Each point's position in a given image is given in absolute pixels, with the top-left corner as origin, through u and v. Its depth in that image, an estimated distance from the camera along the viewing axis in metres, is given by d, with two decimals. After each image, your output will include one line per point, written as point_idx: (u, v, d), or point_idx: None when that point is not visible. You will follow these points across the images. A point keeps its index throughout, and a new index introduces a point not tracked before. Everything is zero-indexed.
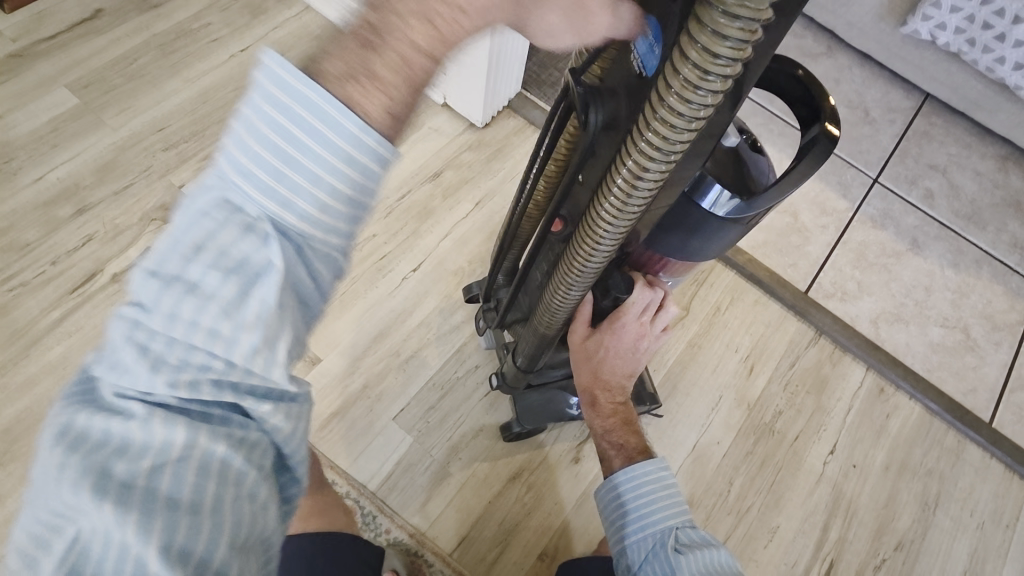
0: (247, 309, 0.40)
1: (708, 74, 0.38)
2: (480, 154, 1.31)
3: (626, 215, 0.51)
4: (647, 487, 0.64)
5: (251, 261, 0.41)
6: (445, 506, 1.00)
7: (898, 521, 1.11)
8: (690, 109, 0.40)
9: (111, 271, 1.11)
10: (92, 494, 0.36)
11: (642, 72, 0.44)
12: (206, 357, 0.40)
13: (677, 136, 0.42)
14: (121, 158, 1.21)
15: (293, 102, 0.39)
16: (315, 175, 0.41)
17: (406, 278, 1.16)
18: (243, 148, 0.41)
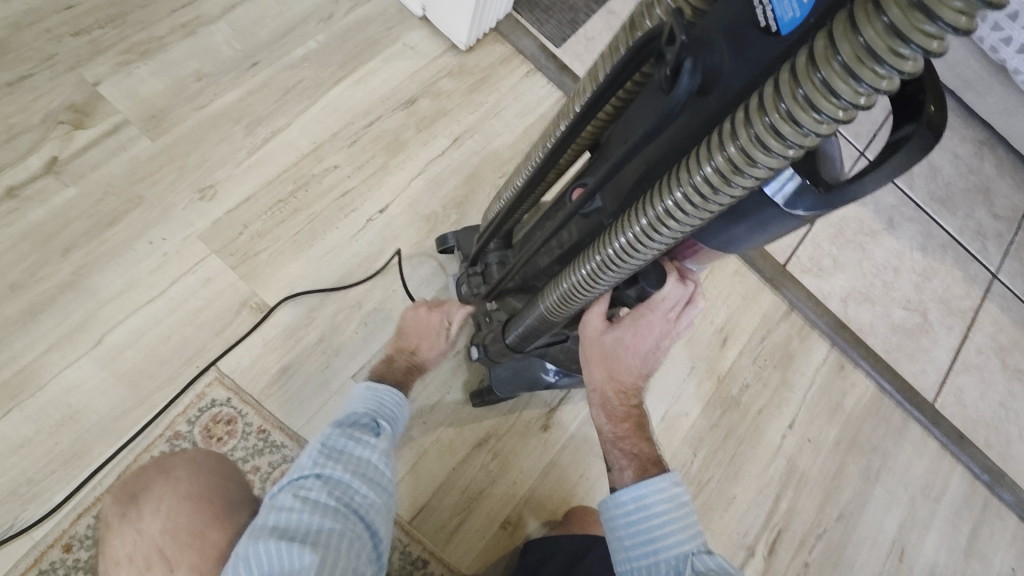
0: (381, 441, 0.72)
1: (906, 46, 0.30)
2: (461, 82, 1.15)
3: (702, 211, 0.43)
4: (661, 505, 0.57)
5: (370, 424, 0.74)
6: (406, 472, 0.94)
7: (842, 493, 1.17)
8: (854, 88, 0.33)
9: (6, 184, 0.91)
10: (296, 497, 0.63)
11: (774, 26, 0.37)
12: (357, 457, 0.69)
13: (814, 125, 0.35)
14: (13, 39, 0.97)
15: (371, 392, 0.79)
16: (377, 416, 0.76)
17: (372, 221, 1.03)
18: (354, 401, 0.78)
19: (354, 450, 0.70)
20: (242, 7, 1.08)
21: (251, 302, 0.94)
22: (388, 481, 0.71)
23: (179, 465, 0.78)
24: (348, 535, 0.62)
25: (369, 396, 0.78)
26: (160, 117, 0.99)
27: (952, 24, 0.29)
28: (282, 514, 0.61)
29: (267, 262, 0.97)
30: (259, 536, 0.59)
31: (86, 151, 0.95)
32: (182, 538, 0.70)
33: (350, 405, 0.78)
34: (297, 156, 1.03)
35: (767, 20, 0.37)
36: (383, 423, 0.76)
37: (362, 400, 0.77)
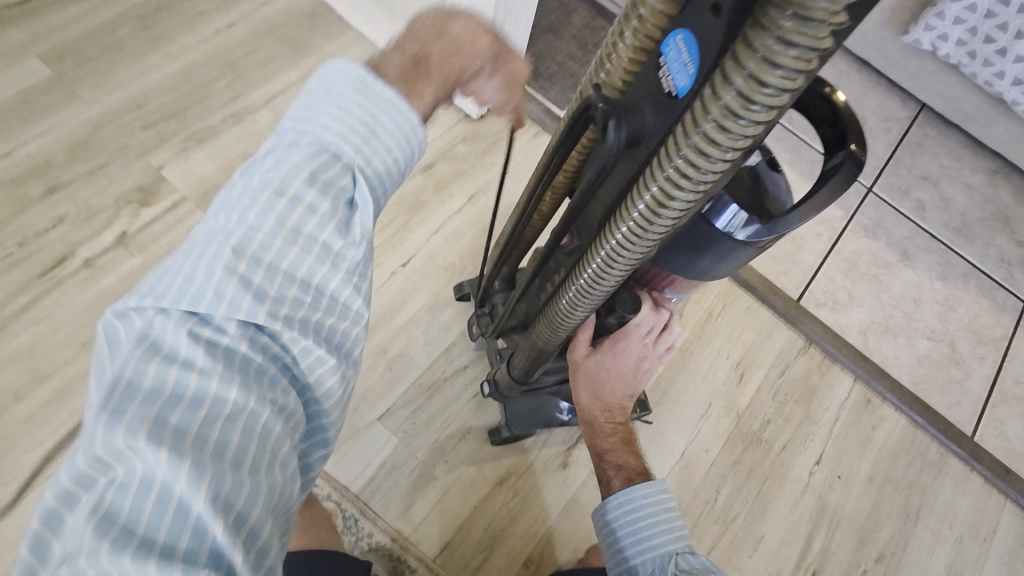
0: (349, 238, 0.45)
1: (754, 105, 0.32)
2: (475, 146, 1.27)
3: (644, 241, 0.45)
4: (643, 509, 0.60)
5: (316, 219, 0.43)
6: (429, 510, 0.98)
7: (880, 532, 1.12)
8: (729, 139, 0.34)
9: (83, 256, 1.05)
10: (178, 370, 0.38)
11: (672, 92, 0.37)
12: (295, 280, 0.42)
13: (711, 166, 0.36)
14: (96, 135, 1.15)
15: (328, 123, 0.45)
16: (320, 206, 0.43)
17: (395, 274, 1.12)
18: (304, 127, 0.46)
19: (299, 267, 0.42)
20: (283, 96, 1.25)
21: None
22: (360, 236, 0.46)
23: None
24: (282, 431, 0.40)
25: (337, 115, 0.46)
26: (213, 192, 1.14)
27: (785, 86, 0.31)
28: (172, 378, 0.37)
29: None
30: (126, 416, 0.35)
31: (151, 224, 1.09)
32: None
33: (284, 151, 0.45)
34: None
35: (668, 86, 0.37)
36: (354, 224, 0.45)
37: (328, 121, 0.46)
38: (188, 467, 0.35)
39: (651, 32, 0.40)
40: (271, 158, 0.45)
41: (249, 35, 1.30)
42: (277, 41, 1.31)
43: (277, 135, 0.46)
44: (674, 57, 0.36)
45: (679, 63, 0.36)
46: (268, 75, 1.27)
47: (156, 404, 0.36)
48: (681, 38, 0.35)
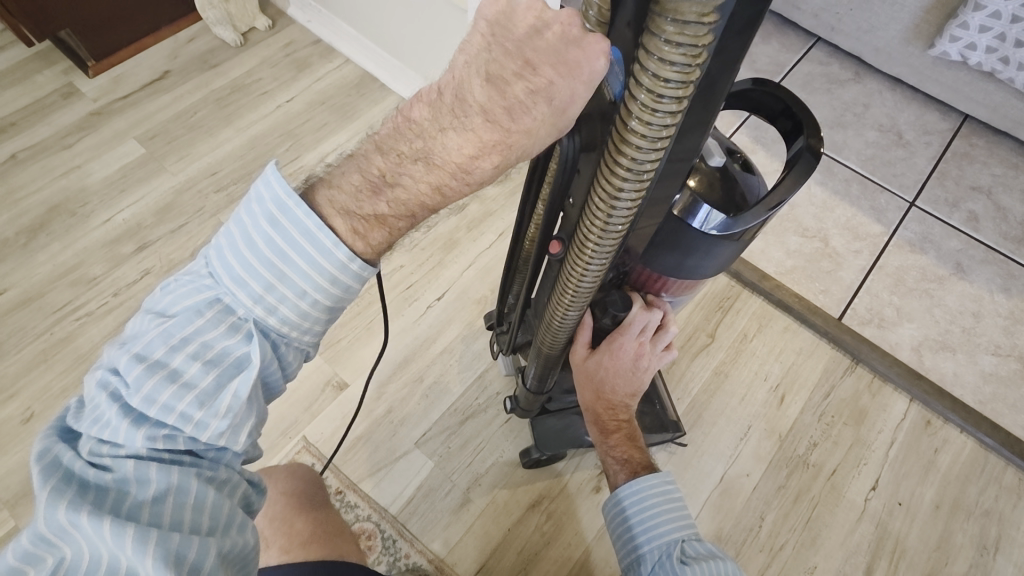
0: (238, 368, 0.47)
1: (662, 98, 0.37)
2: (504, 187, 1.36)
3: (611, 233, 0.50)
4: (651, 499, 0.62)
5: (225, 332, 0.47)
6: (465, 533, 1.00)
7: (951, 565, 1.03)
8: (652, 130, 0.39)
9: None
10: (93, 474, 0.43)
11: (611, 96, 0.44)
12: (190, 392, 0.45)
13: (645, 156, 0.41)
14: (177, 200, 1.33)
15: (243, 246, 0.46)
16: (224, 325, 0.47)
17: (431, 307, 1.20)
18: (216, 259, 0.48)
19: (191, 382, 0.45)
20: (333, 155, 1.41)
21: (333, 381, 1.12)
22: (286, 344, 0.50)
23: (276, 472, 0.89)
24: (214, 502, 0.44)
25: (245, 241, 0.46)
26: None
27: (680, 79, 0.36)
28: (124, 467, 0.43)
29: (345, 347, 1.16)
30: (64, 498, 0.41)
31: None
32: (278, 524, 0.83)
33: (189, 282, 0.48)
34: None
35: (608, 92, 0.43)
36: (272, 317, 0.48)
37: (237, 259, 0.46)
38: (131, 534, 0.41)
39: None
40: (181, 280, 0.49)
41: (305, 106, 1.48)
42: (328, 108, 1.48)
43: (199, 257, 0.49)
44: (610, 68, 0.42)
45: (613, 72, 0.42)
46: (321, 138, 1.43)
47: (104, 500, 0.42)
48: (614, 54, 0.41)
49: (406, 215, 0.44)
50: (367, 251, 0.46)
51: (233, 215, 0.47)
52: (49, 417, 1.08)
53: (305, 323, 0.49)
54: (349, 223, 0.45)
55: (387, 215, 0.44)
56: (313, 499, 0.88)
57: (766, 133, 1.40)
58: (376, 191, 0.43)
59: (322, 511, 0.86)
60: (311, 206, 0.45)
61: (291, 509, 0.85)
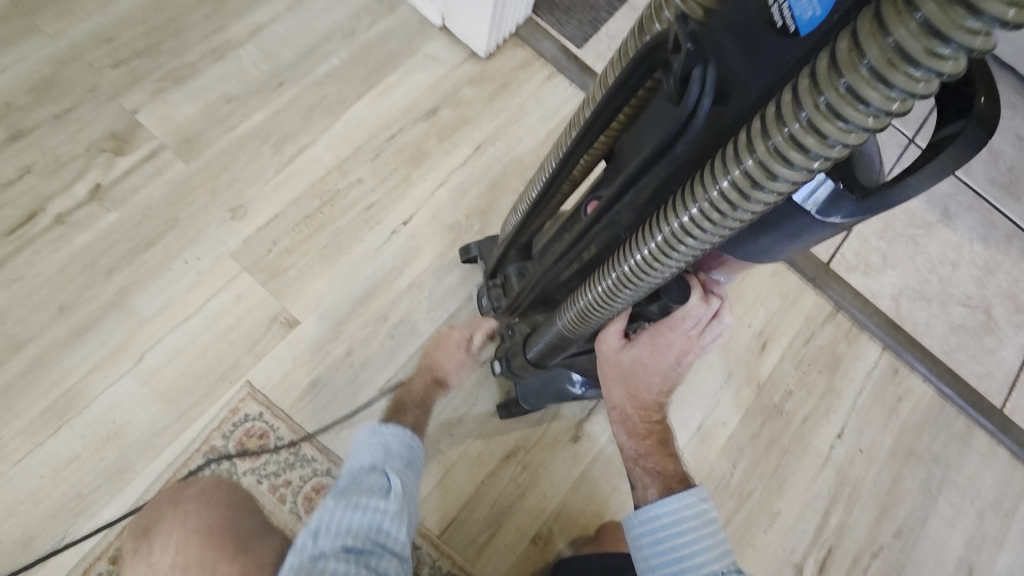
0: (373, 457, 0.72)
1: (926, 60, 0.28)
2: (482, 90, 1.15)
3: (720, 228, 0.41)
4: (685, 523, 0.56)
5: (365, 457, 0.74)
6: (434, 486, 0.93)
7: (899, 507, 1.08)
8: (881, 94, 0.31)
9: (54, 212, 0.96)
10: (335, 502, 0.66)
11: (794, 28, 0.33)
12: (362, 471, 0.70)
13: (839, 137, 0.33)
14: (60, 74, 1.03)
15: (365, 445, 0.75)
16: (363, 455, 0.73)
17: (396, 233, 1.04)
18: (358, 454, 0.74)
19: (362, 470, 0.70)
20: (268, 29, 1.12)
21: (281, 317, 0.96)
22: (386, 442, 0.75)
23: (186, 506, 0.77)
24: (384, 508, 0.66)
25: (375, 439, 0.75)
26: (193, 140, 1.03)
27: (1001, 17, 0.26)
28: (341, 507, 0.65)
29: (295, 277, 0.99)
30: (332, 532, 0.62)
31: (126, 176, 1.00)
32: (193, 572, 0.70)
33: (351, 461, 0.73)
34: (322, 172, 1.05)
35: (783, 20, 0.34)
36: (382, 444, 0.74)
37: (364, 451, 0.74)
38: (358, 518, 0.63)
39: None
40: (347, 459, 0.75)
41: None
42: None
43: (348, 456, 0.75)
44: None
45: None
46: (251, 4, 1.13)
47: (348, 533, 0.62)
48: None
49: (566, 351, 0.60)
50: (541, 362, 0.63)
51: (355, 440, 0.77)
52: None
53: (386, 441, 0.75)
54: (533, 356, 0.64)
55: None
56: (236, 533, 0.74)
57: None
58: None
59: (245, 544, 0.73)
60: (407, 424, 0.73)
61: (205, 547, 0.73)
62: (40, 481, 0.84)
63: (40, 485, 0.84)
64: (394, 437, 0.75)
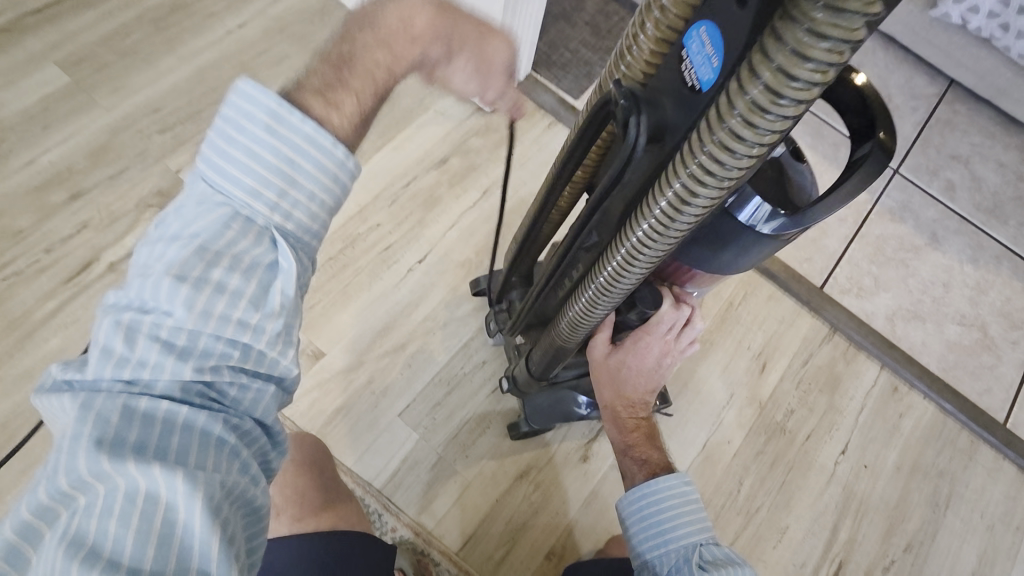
0: (253, 241, 0.45)
1: (782, 97, 0.32)
2: (488, 139, 1.26)
3: (667, 238, 0.46)
4: (667, 500, 0.61)
5: (246, 246, 0.44)
6: (451, 505, 0.98)
7: (908, 521, 1.10)
8: (755, 135, 0.35)
9: (107, 260, 1.07)
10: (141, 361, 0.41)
11: (696, 85, 0.38)
12: (217, 294, 0.42)
13: (735, 162, 0.37)
14: (115, 140, 1.16)
15: (250, 132, 0.44)
16: (243, 176, 0.45)
17: (412, 270, 1.13)
18: (214, 190, 0.45)
19: (213, 297, 0.42)
20: None
21: (308, 350, 1.04)
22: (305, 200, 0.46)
23: None
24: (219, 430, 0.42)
25: (257, 114, 0.44)
26: None
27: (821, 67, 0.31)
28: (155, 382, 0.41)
29: (320, 313, 1.07)
30: (113, 443, 0.38)
31: None
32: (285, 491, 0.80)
33: (193, 210, 0.45)
34: (344, 217, 1.15)
35: (690, 80, 0.38)
36: (265, 195, 0.45)
37: (236, 154, 0.44)
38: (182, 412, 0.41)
39: (673, 22, 0.40)
40: (180, 215, 0.45)
41: (260, 35, 1.30)
42: (288, 38, 1.31)
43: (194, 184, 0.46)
44: (699, 50, 0.37)
45: (702, 57, 0.37)
46: (282, 73, 1.27)
47: (131, 442, 0.39)
48: (705, 31, 0.36)
49: (364, 98, 0.54)
50: (340, 121, 0.52)
51: (214, 128, 0.45)
52: None
53: (333, 180, 0.47)
54: (322, 101, 0.52)
55: (353, 86, 0.53)
56: (325, 470, 0.85)
57: None
58: (338, 67, 0.53)
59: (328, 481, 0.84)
60: (304, 110, 0.45)
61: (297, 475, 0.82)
62: None
63: None
64: (278, 115, 0.44)
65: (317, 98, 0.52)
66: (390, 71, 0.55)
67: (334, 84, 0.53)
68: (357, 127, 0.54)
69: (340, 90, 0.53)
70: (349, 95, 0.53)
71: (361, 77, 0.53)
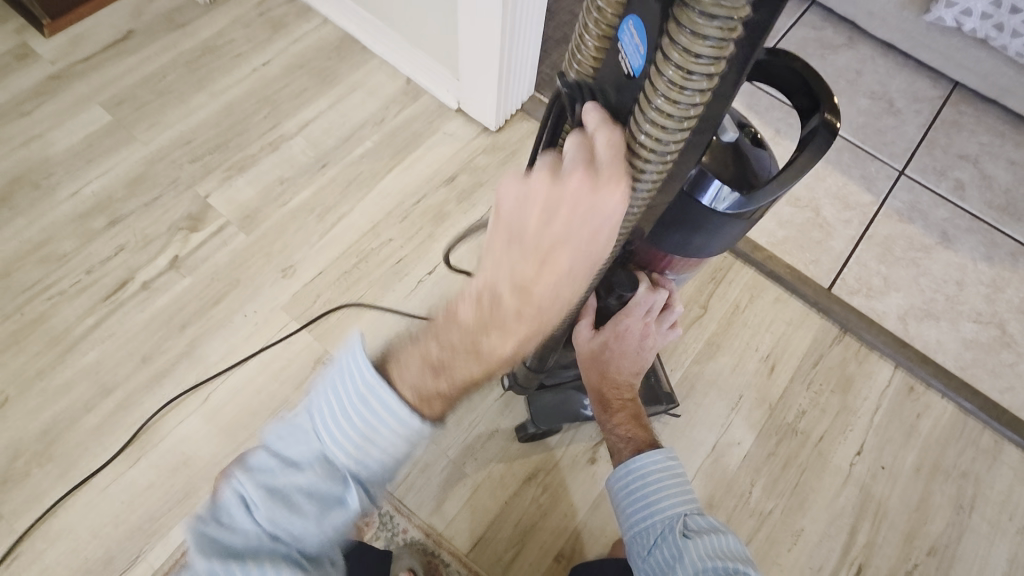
0: (334, 473, 0.50)
1: (692, 74, 0.36)
2: (494, 157, 1.32)
3: (626, 216, 0.50)
4: (655, 475, 0.63)
5: (322, 484, 0.49)
6: (461, 506, 1.01)
7: (930, 524, 1.06)
8: (678, 110, 0.39)
9: (141, 279, 1.15)
10: (242, 515, 0.49)
11: (630, 72, 0.43)
12: (297, 507, 0.49)
13: (670, 137, 0.41)
14: (150, 171, 1.26)
15: (363, 387, 0.49)
16: (332, 435, 0.49)
17: (422, 281, 1.18)
18: (313, 417, 0.51)
19: (294, 509, 0.49)
20: (315, 123, 1.34)
21: (324, 358, 1.10)
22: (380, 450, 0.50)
23: None
24: None
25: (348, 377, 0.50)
26: (253, 215, 1.23)
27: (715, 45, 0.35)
28: (243, 542, 0.49)
29: (336, 323, 1.13)
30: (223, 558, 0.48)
31: (199, 247, 1.19)
32: None
33: (291, 436, 0.51)
34: (358, 233, 1.22)
35: (625, 66, 0.43)
36: (350, 456, 0.49)
37: (330, 409, 0.49)
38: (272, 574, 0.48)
39: (609, 20, 0.45)
40: (286, 427, 0.52)
41: (282, 71, 1.41)
42: (308, 73, 1.41)
43: (306, 399, 0.53)
44: (630, 42, 0.42)
45: (633, 47, 0.42)
46: (301, 104, 1.37)
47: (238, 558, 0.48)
48: (633, 26, 0.41)
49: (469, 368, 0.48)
50: (429, 404, 0.49)
51: (326, 375, 0.51)
52: (26, 401, 1.03)
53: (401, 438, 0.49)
54: (414, 392, 0.49)
55: (446, 384, 0.49)
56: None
57: (760, 100, 1.38)
58: (438, 370, 0.48)
59: None
60: (390, 383, 0.49)
61: None
62: (122, 505, 0.97)
63: (121, 510, 0.97)
64: (383, 381, 0.49)
65: (403, 373, 0.49)
66: (476, 356, 0.47)
67: (422, 380, 0.49)
68: (447, 402, 0.50)
69: (447, 362, 0.48)
70: (466, 366, 0.48)
71: (446, 385, 0.49)
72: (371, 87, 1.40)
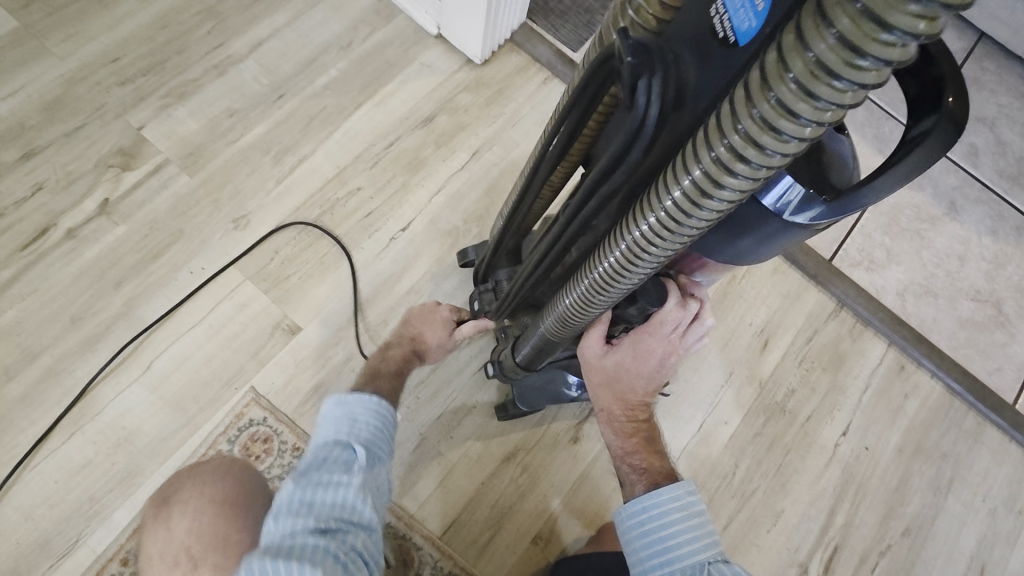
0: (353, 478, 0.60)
1: (862, 59, 0.29)
2: (478, 96, 1.16)
3: (679, 235, 0.44)
4: (673, 515, 0.60)
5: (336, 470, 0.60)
6: (435, 487, 0.94)
7: (907, 505, 1.06)
8: (813, 109, 0.32)
9: (65, 226, 0.99)
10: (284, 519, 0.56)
11: (731, 36, 0.36)
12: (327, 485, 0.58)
13: (779, 144, 0.34)
14: (70, 93, 1.06)
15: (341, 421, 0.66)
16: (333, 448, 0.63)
17: (395, 238, 1.05)
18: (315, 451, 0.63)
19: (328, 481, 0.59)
20: (269, 43, 1.14)
21: (284, 324, 0.98)
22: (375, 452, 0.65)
23: (200, 476, 0.81)
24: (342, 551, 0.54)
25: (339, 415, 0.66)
26: (197, 154, 1.06)
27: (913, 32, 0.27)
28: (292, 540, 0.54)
29: (298, 285, 1.01)
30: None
31: (134, 190, 1.03)
32: (207, 539, 0.75)
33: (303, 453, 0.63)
34: (321, 181, 1.07)
35: (724, 29, 0.36)
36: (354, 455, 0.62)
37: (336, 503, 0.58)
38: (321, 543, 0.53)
39: None
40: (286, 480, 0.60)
41: None
42: None
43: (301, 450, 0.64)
44: None
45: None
46: (252, 19, 1.16)
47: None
48: None
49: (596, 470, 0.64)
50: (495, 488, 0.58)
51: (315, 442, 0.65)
52: None
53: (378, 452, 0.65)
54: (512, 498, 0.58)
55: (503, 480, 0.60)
56: (249, 508, 0.78)
57: None
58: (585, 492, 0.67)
59: (258, 516, 0.78)
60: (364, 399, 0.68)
61: (221, 519, 0.77)
62: (55, 485, 0.87)
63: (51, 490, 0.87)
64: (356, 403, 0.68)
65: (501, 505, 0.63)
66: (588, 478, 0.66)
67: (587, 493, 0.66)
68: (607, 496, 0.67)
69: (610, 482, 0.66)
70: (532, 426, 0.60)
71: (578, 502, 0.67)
72: (335, 2, 1.19)
